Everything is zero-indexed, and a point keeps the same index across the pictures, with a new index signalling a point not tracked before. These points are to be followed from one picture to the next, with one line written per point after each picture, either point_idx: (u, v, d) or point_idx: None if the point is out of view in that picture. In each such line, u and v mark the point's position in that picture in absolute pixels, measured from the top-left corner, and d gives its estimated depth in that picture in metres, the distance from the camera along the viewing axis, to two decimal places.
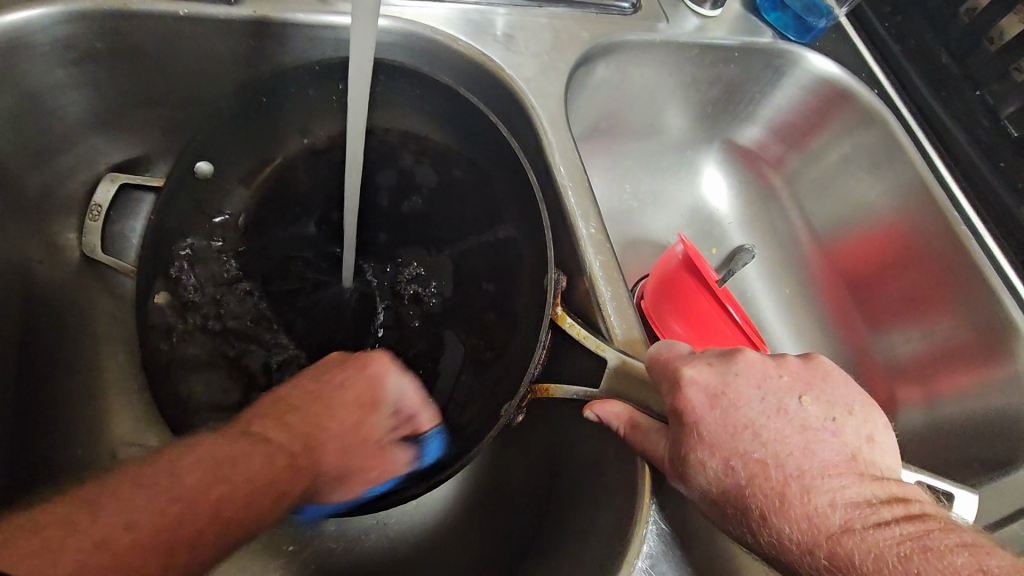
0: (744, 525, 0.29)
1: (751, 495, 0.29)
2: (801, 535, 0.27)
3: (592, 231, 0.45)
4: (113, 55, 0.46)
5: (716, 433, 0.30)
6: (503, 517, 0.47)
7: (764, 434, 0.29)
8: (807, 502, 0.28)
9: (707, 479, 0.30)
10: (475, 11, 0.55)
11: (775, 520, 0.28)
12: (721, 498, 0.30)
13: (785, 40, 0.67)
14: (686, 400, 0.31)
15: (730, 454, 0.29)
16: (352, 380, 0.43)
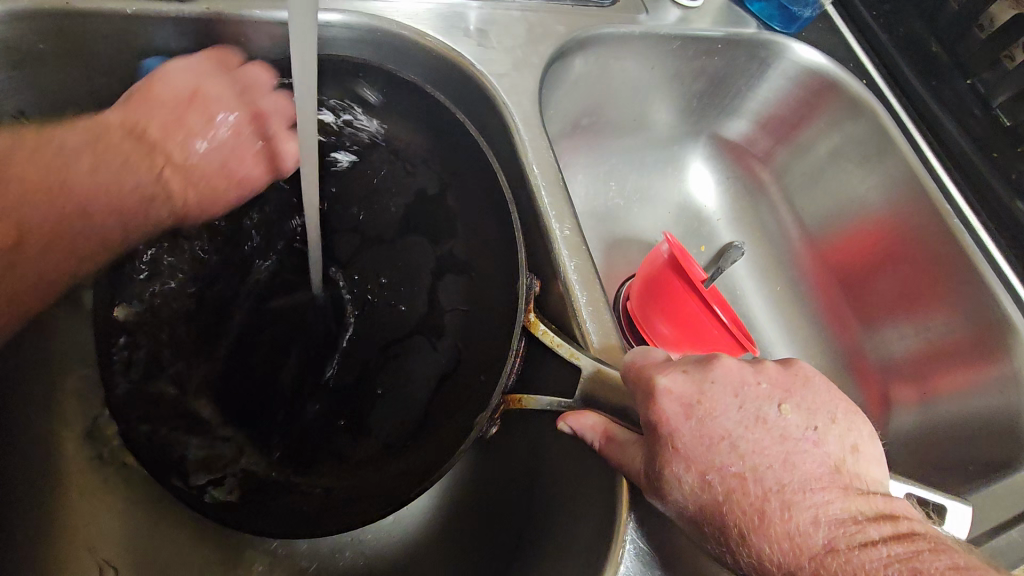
0: (722, 545, 0.27)
1: (729, 512, 0.27)
2: (781, 556, 0.26)
3: (567, 232, 0.43)
4: (61, 56, 0.44)
5: (691, 445, 0.28)
6: (480, 533, 0.45)
7: (742, 446, 0.28)
8: (788, 520, 0.26)
9: (682, 496, 0.28)
10: (446, 5, 0.53)
11: (754, 540, 0.26)
12: (698, 516, 0.28)
13: (770, 31, 0.65)
14: (660, 410, 0.29)
15: (706, 467, 0.28)
16: (236, 149, 0.47)
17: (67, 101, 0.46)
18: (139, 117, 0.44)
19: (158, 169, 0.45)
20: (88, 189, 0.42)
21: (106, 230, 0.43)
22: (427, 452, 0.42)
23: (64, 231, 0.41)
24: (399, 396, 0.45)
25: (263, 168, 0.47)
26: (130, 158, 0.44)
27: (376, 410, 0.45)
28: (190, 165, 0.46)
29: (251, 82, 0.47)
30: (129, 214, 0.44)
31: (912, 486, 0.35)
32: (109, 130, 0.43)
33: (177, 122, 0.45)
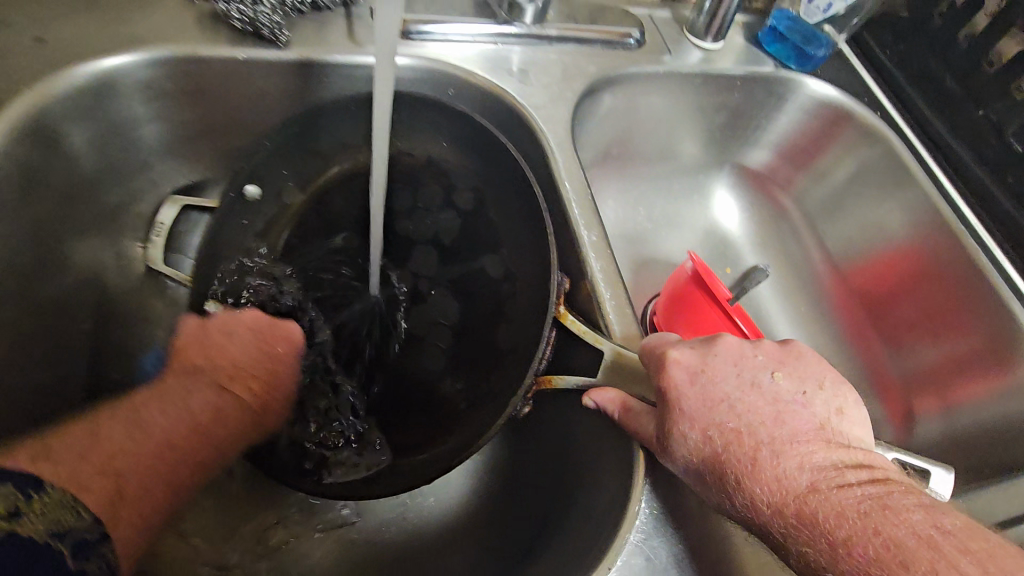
0: (722, 491, 0.31)
1: (727, 461, 0.31)
2: (770, 496, 0.30)
3: (594, 238, 0.49)
4: (182, 94, 0.53)
5: (694, 406, 0.33)
6: (510, 511, 0.50)
7: (739, 407, 0.32)
8: (776, 466, 0.30)
9: (688, 451, 0.33)
10: (493, 50, 0.61)
11: (748, 484, 0.30)
12: (700, 467, 0.32)
13: (787, 69, 0.71)
14: (669, 378, 0.34)
15: (707, 425, 0.32)
16: (267, 340, 0.49)
17: (181, 130, 0.56)
18: (183, 363, 0.46)
19: (218, 384, 0.46)
20: (173, 429, 0.42)
21: (197, 435, 0.43)
22: (472, 424, 0.49)
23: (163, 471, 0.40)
24: (447, 380, 0.53)
25: (292, 340, 0.50)
26: (199, 389, 0.45)
27: (430, 395, 0.53)
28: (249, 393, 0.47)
29: (242, 317, 0.50)
30: (210, 428, 0.44)
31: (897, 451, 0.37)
32: (161, 384, 0.44)
33: (212, 346, 0.47)
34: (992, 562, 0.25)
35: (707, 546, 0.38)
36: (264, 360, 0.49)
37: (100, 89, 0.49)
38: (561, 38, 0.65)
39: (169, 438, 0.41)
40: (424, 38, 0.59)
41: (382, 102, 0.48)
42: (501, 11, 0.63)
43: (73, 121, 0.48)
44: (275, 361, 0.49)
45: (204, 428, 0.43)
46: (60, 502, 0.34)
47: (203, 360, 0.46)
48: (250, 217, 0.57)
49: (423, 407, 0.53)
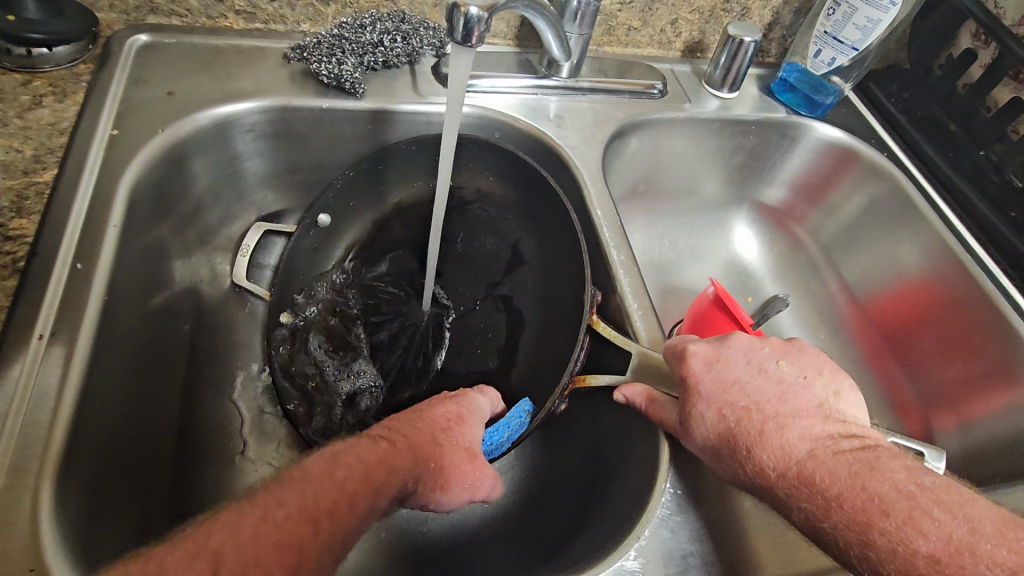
0: (737, 462, 0.36)
1: (739, 435, 0.36)
2: (776, 462, 0.35)
3: (623, 256, 0.57)
4: (275, 136, 0.63)
5: (709, 390, 0.38)
6: (546, 506, 0.55)
7: (748, 388, 0.38)
8: (780, 437, 0.36)
9: (706, 428, 0.38)
10: (534, 100, 0.71)
11: (757, 453, 0.36)
12: (716, 441, 0.38)
13: (797, 115, 0.79)
14: (688, 367, 0.40)
15: (721, 405, 0.38)
16: (430, 410, 0.49)
17: (270, 166, 0.66)
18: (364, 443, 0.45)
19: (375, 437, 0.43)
20: (311, 482, 0.37)
21: (345, 476, 0.38)
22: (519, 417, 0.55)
23: (298, 550, 0.34)
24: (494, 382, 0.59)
25: (454, 408, 0.50)
26: (356, 447, 0.41)
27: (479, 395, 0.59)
28: (405, 458, 0.41)
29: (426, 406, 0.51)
30: (354, 479, 0.38)
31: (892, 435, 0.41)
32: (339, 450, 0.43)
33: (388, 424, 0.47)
34: (962, 510, 0.30)
35: (725, 521, 0.43)
36: (426, 419, 0.47)
37: (215, 132, 0.59)
38: (593, 89, 0.74)
39: (313, 480, 0.37)
40: (473, 90, 0.69)
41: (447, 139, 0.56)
42: (541, 67, 0.73)
43: (191, 157, 0.58)
44: (431, 418, 0.47)
45: (355, 465, 0.39)
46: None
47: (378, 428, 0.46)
48: (329, 244, 0.66)
49: None
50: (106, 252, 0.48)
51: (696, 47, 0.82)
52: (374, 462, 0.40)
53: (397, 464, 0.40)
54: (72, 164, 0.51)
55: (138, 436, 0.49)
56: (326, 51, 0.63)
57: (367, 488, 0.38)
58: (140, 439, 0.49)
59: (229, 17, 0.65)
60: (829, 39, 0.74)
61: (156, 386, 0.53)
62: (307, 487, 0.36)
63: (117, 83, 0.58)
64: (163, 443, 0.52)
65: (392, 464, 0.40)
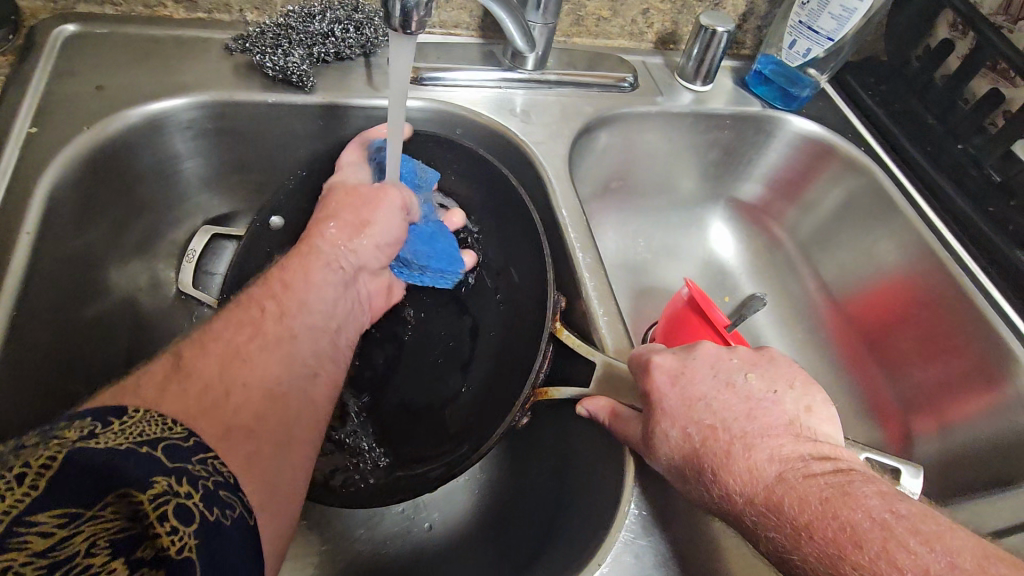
0: (702, 486, 0.34)
1: (705, 456, 0.34)
2: (743, 487, 0.32)
3: (588, 258, 0.54)
4: (219, 133, 0.59)
5: (675, 406, 0.36)
6: (511, 524, 0.53)
7: (714, 405, 0.35)
8: (748, 458, 0.33)
9: (670, 448, 0.35)
10: (498, 94, 0.68)
11: (724, 477, 0.33)
12: (680, 463, 0.35)
13: (773, 108, 0.76)
14: (652, 381, 0.37)
15: (686, 423, 0.35)
16: (345, 200, 0.53)
17: (216, 166, 0.62)
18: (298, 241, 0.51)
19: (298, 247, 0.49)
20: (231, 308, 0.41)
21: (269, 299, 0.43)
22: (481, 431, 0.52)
23: (258, 326, 0.40)
24: (455, 390, 0.56)
25: (368, 189, 0.54)
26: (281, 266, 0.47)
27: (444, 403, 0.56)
28: (319, 241, 0.50)
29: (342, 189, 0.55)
30: (279, 291, 0.44)
31: (867, 450, 0.38)
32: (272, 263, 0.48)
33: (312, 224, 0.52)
34: (940, 542, 0.28)
35: (693, 544, 0.40)
36: (346, 210, 0.52)
37: (151, 130, 0.55)
38: (560, 82, 0.71)
39: (234, 313, 0.40)
40: (435, 82, 0.65)
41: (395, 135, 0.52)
42: (505, 59, 0.69)
43: (123, 158, 0.54)
44: (346, 212, 0.52)
45: (273, 292, 0.44)
46: (146, 417, 0.30)
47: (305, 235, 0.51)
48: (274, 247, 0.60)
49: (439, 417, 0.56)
50: (17, 264, 0.44)
51: (669, 38, 0.79)
52: (294, 273, 0.46)
53: (313, 249, 0.49)
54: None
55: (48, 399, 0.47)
56: (272, 42, 0.58)
57: (300, 271, 0.47)
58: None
59: (168, 6, 0.60)
60: (804, 29, 0.72)
61: (77, 365, 0.50)
62: (243, 325, 0.39)
63: (40, 77, 0.54)
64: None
65: (309, 251, 0.49)
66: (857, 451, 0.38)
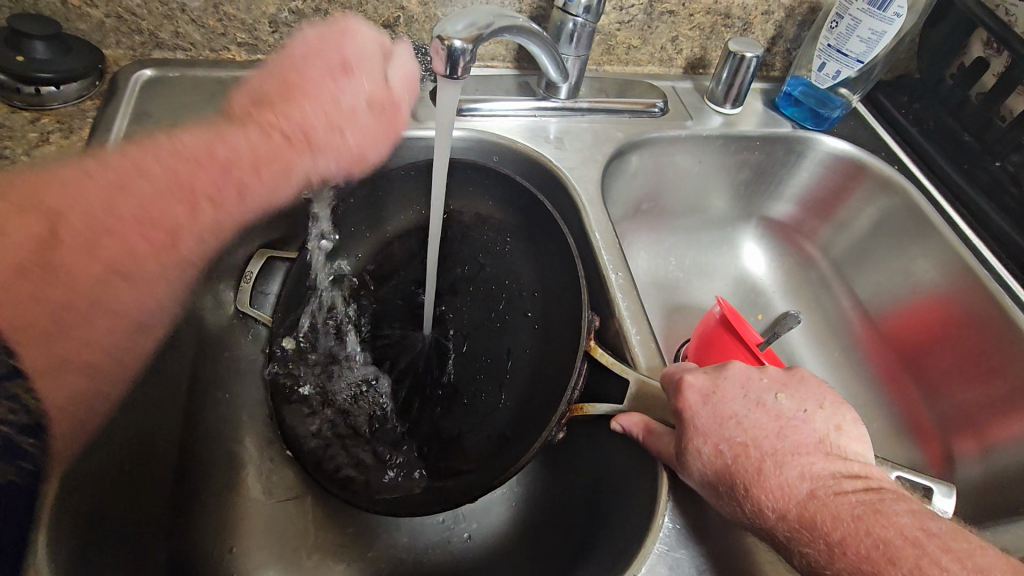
0: (735, 502, 0.35)
1: (737, 472, 0.35)
2: (776, 503, 0.34)
3: (621, 279, 0.56)
4: None
5: (707, 421, 0.37)
6: (549, 534, 0.55)
7: (746, 423, 0.36)
8: (781, 476, 0.34)
9: (703, 464, 0.37)
10: (532, 122, 0.71)
11: (756, 493, 0.34)
12: (712, 477, 0.36)
13: (804, 129, 0.77)
14: (684, 399, 0.39)
15: (718, 439, 0.36)
16: (375, 113, 0.59)
17: None
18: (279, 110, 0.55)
19: (274, 129, 0.55)
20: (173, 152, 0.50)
21: (194, 154, 0.51)
22: (519, 444, 0.54)
23: (173, 240, 0.49)
24: (494, 404, 0.59)
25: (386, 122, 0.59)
26: (253, 138, 0.54)
27: (482, 412, 0.59)
28: (310, 157, 0.57)
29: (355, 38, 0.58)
30: (235, 160, 0.53)
31: (898, 468, 0.39)
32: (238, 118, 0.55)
33: (312, 101, 0.56)
34: (971, 559, 0.29)
35: (727, 559, 0.41)
36: (352, 135, 0.58)
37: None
38: (591, 109, 0.74)
39: (142, 188, 0.47)
40: (474, 113, 0.69)
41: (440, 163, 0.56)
42: (540, 89, 0.72)
43: None
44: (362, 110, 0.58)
45: (197, 158, 0.51)
46: None
47: (306, 94, 0.56)
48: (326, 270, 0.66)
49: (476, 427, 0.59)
50: None
51: (698, 63, 0.81)
52: (274, 155, 0.55)
53: (292, 162, 0.56)
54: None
55: (139, 411, 0.53)
56: None
57: (261, 163, 0.54)
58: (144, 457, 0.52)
59: (232, 50, 0.66)
60: (833, 52, 0.73)
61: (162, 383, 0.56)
62: (144, 229, 0.47)
63: (122, 118, 0.60)
64: (166, 455, 0.55)
65: (293, 154, 0.56)
66: (889, 470, 0.39)
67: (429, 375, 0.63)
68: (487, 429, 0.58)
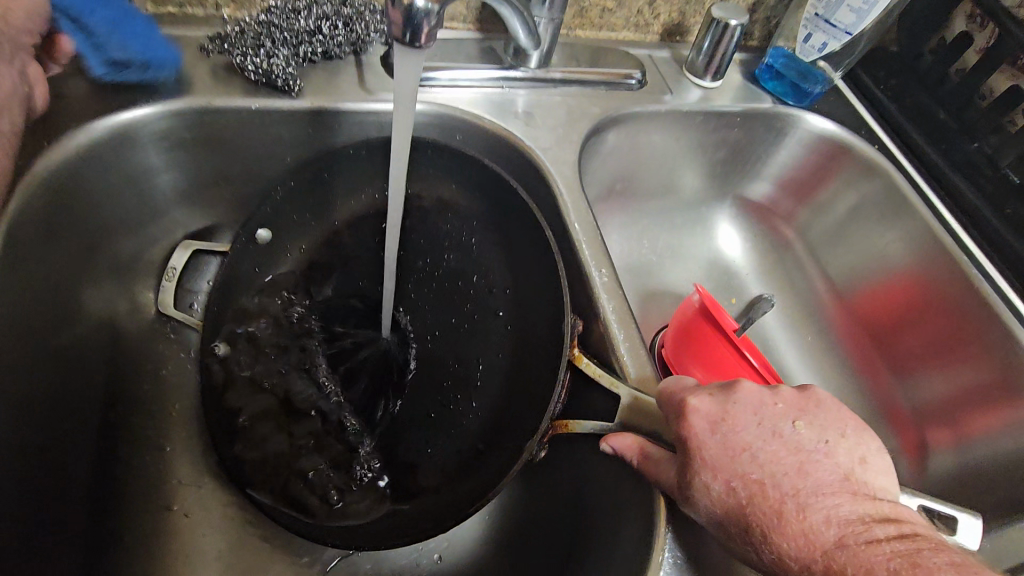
0: (749, 544, 0.32)
1: (752, 514, 0.31)
2: (799, 550, 0.30)
3: (604, 278, 0.50)
4: (198, 143, 0.54)
5: (717, 451, 0.33)
6: (529, 555, 0.51)
7: (761, 456, 0.32)
8: (803, 519, 0.30)
9: (710, 501, 0.33)
10: (498, 94, 0.63)
11: (775, 538, 0.31)
12: (722, 518, 0.32)
13: (784, 105, 0.73)
14: (690, 426, 0.34)
15: (730, 476, 0.32)
16: None
17: (197, 178, 0.57)
18: None
19: None
20: None
21: None
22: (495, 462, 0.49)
23: None
24: (463, 413, 0.53)
25: None
26: None
27: (451, 423, 0.53)
28: None
29: None
30: None
31: (921, 497, 0.38)
32: None
33: None
34: None
35: None
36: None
37: (134, 149, 0.51)
38: (565, 81, 0.66)
39: None
40: (431, 83, 0.61)
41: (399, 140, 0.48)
42: (507, 56, 0.64)
43: (92, 176, 0.49)
44: None
45: None
46: None
47: None
48: (262, 270, 0.58)
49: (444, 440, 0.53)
50: None
51: (675, 30, 0.75)
52: None
53: None
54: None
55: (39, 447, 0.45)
56: (253, 42, 0.53)
57: None
58: (39, 508, 0.44)
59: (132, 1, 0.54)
60: (821, 22, 0.70)
61: (70, 412, 0.48)
62: None
63: None
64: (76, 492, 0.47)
65: None
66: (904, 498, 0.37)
67: (387, 381, 0.56)
68: (454, 443, 0.52)
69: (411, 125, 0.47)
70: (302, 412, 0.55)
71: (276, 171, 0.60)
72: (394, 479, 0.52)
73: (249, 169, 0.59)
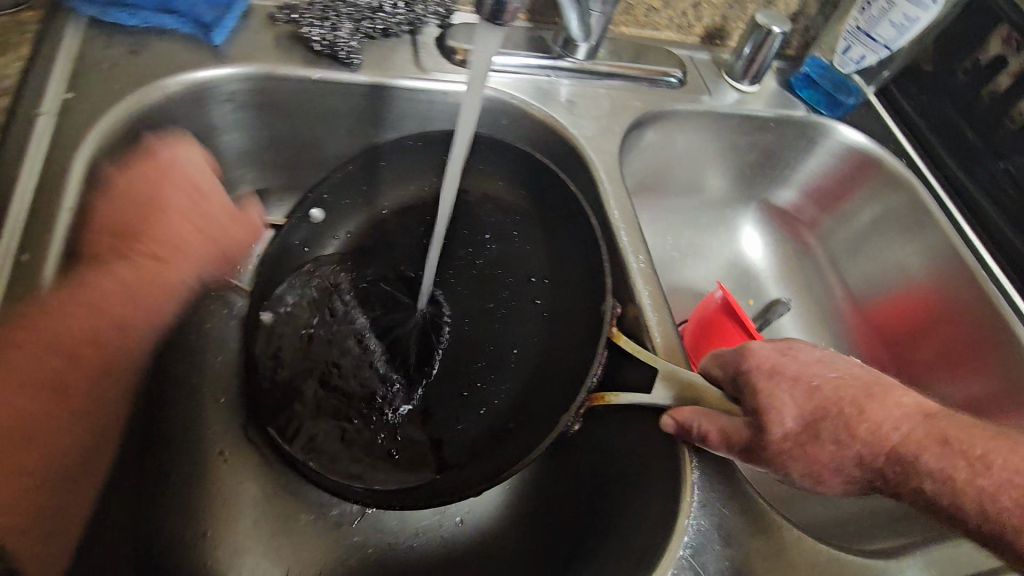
0: (842, 423, 0.40)
1: (842, 399, 0.41)
2: (893, 419, 0.40)
3: (641, 263, 0.53)
4: (259, 108, 0.57)
5: (786, 399, 0.41)
6: (550, 522, 0.53)
7: (835, 367, 0.43)
8: (888, 402, 0.41)
9: (799, 400, 0.41)
10: (544, 82, 0.65)
11: (870, 412, 0.41)
12: (796, 436, 0.40)
13: (817, 114, 0.75)
14: (764, 353, 0.44)
15: (813, 377, 0.42)
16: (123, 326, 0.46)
17: (254, 142, 0.59)
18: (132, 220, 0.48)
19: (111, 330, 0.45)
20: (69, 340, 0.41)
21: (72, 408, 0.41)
22: (525, 431, 0.52)
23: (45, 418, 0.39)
24: (495, 386, 0.56)
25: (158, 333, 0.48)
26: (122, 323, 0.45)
27: (484, 394, 0.56)
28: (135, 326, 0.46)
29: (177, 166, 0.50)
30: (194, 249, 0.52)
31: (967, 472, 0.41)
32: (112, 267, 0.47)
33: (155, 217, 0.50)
34: None
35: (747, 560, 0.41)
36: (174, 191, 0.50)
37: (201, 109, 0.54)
38: (609, 74, 0.68)
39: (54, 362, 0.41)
40: None
41: (466, 113, 0.50)
42: (556, 46, 0.66)
43: (160, 131, 0.52)
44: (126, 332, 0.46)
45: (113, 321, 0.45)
46: None
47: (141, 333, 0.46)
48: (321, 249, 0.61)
49: (475, 410, 0.55)
50: None
51: (717, 34, 0.77)
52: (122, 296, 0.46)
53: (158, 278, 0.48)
54: (13, 147, 0.45)
55: None
56: (320, 15, 0.55)
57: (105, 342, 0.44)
58: None
59: None
60: (861, 35, 0.71)
61: None
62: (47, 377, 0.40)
63: (74, 39, 0.51)
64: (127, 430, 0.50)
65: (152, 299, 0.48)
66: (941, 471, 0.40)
67: (421, 352, 0.59)
68: (484, 419, 0.55)
69: (477, 110, 0.50)
70: (340, 374, 0.57)
71: (328, 141, 0.62)
72: (425, 443, 0.55)
73: (302, 138, 0.61)
